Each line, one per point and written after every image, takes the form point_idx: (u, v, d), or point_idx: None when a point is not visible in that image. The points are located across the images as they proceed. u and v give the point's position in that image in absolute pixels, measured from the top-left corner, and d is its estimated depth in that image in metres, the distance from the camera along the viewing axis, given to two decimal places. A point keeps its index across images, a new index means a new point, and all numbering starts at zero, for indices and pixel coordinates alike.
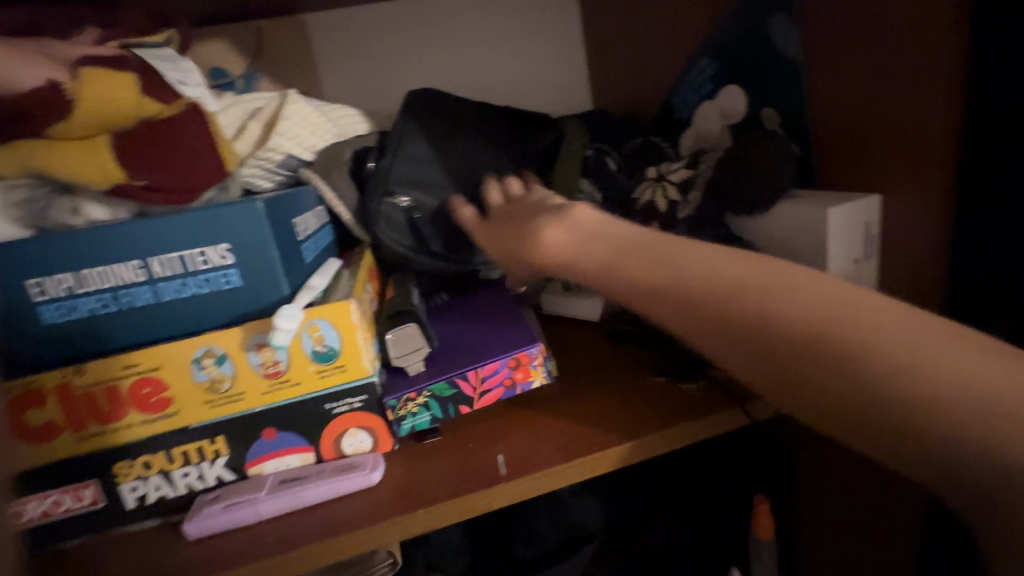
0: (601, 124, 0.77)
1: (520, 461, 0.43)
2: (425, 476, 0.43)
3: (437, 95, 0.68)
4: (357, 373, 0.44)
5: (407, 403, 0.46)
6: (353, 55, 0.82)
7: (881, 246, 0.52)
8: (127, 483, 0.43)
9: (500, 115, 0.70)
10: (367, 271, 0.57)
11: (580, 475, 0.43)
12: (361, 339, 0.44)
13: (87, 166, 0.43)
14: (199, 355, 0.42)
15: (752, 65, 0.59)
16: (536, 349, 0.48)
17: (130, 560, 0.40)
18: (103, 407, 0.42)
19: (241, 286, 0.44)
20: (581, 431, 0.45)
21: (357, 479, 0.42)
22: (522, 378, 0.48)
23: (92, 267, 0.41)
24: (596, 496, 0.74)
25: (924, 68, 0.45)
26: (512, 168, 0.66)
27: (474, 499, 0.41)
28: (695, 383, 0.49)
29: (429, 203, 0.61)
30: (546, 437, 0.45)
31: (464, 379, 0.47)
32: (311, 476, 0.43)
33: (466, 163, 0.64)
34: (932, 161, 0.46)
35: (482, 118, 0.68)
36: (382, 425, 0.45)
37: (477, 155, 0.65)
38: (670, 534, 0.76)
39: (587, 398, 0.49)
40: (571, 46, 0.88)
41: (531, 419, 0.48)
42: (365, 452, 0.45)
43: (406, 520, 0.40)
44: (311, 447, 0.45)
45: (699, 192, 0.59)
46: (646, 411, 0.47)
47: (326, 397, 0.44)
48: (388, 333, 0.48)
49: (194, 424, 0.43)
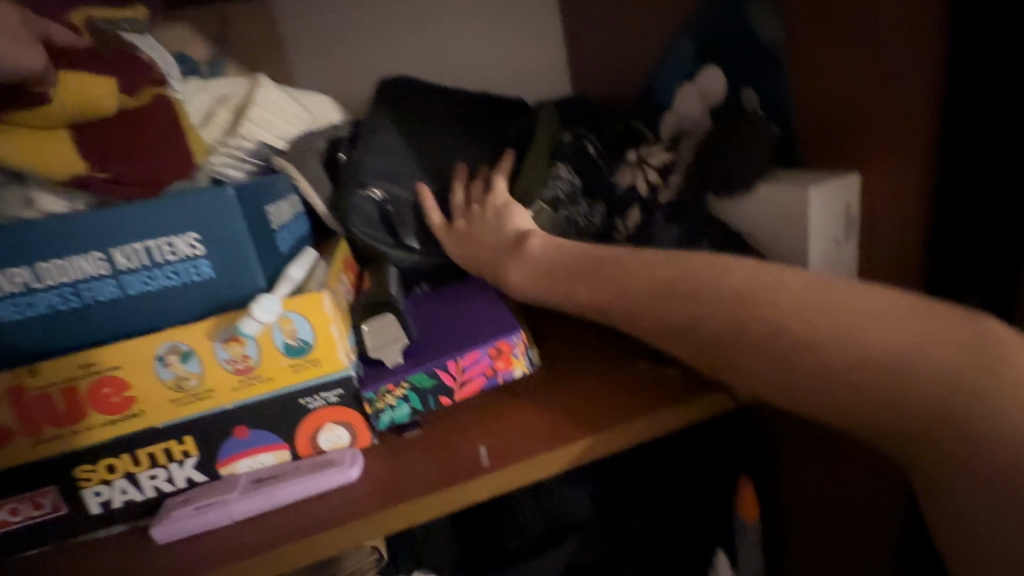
0: (580, 108, 0.76)
1: (503, 451, 0.42)
2: (406, 469, 0.42)
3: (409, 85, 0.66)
4: (332, 366, 0.43)
5: (386, 396, 0.44)
6: (323, 39, 0.79)
7: (861, 225, 0.52)
8: (90, 488, 0.41)
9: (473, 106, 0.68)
10: (343, 262, 0.55)
11: (565, 464, 0.42)
12: (336, 332, 0.43)
13: (50, 159, 0.41)
14: (163, 352, 0.40)
15: (731, 45, 0.58)
16: (517, 336, 0.47)
17: (95, 568, 0.38)
18: (62, 408, 0.40)
19: (214, 277, 0.42)
20: (565, 419, 0.45)
21: (335, 476, 0.41)
22: (503, 367, 0.47)
23: (48, 260, 0.39)
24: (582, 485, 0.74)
25: (902, 45, 0.44)
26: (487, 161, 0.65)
27: (456, 491, 0.40)
28: (678, 368, 0.48)
29: (404, 197, 0.59)
30: (529, 426, 0.44)
31: (443, 369, 0.46)
32: (286, 474, 0.42)
33: (441, 157, 0.63)
34: (911, 139, 0.46)
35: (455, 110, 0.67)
36: (360, 419, 0.44)
37: (451, 150, 0.64)
38: (656, 519, 0.77)
39: (571, 386, 0.49)
40: (548, 30, 0.87)
41: (514, 408, 0.47)
42: (343, 448, 0.44)
43: (387, 516, 0.39)
44: (285, 445, 0.43)
45: (680, 175, 0.58)
46: (630, 397, 0.46)
47: (300, 391, 0.43)
48: (364, 324, 0.47)
49: (161, 424, 0.41)
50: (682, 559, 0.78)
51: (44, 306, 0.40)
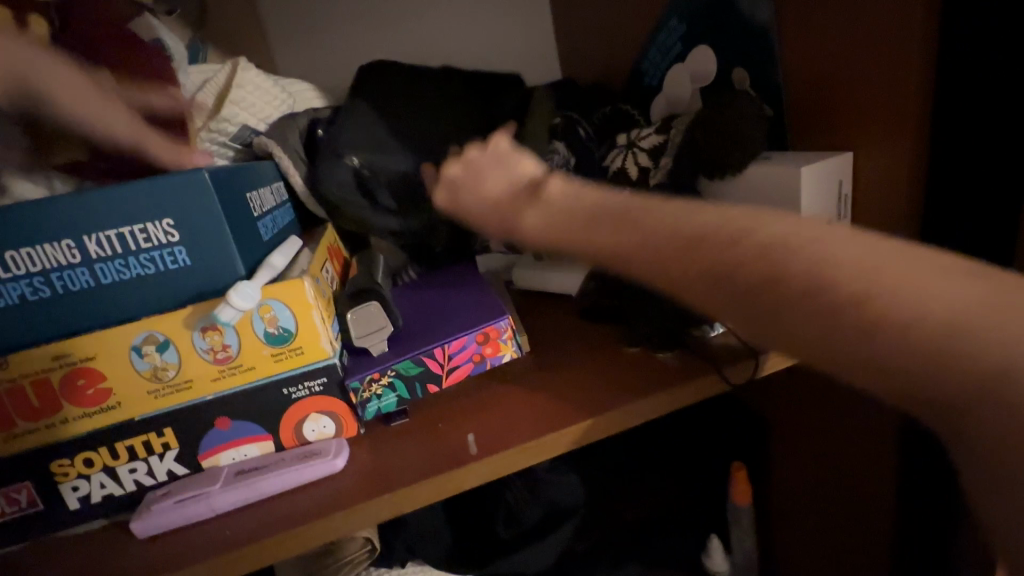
0: (568, 91, 0.74)
1: (491, 439, 0.41)
2: (393, 459, 0.41)
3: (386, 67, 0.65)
4: (315, 355, 0.42)
5: (371, 385, 0.43)
6: (306, 24, 0.77)
7: (854, 206, 0.51)
8: (68, 482, 0.40)
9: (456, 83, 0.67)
10: (328, 249, 0.53)
11: (555, 450, 0.41)
12: (318, 319, 0.42)
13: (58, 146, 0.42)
14: (140, 341, 0.39)
15: (722, 24, 0.57)
16: (505, 322, 0.46)
17: (74, 563, 0.38)
18: (35, 401, 0.38)
19: (193, 264, 0.41)
20: (554, 406, 0.44)
21: (320, 466, 0.40)
22: (491, 353, 0.46)
23: (17, 248, 0.37)
24: (575, 472, 0.74)
25: (894, 20, 0.43)
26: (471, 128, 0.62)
27: (444, 480, 0.39)
28: (670, 352, 0.48)
29: (385, 163, 0.56)
30: (519, 413, 0.44)
31: (431, 356, 0.45)
32: (269, 465, 0.41)
33: (421, 124, 0.61)
34: (905, 117, 0.45)
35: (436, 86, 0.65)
36: (344, 409, 0.43)
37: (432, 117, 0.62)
38: (649, 504, 0.77)
39: (561, 372, 0.48)
40: (537, 13, 0.85)
41: (503, 396, 0.46)
42: (328, 439, 0.43)
43: (372, 507, 0.38)
44: (269, 436, 0.42)
45: (671, 156, 0.56)
46: (622, 382, 0.46)
47: (283, 381, 0.42)
48: (349, 312, 0.45)
49: (139, 416, 0.40)
50: (676, 544, 0.78)
51: (15, 297, 0.38)
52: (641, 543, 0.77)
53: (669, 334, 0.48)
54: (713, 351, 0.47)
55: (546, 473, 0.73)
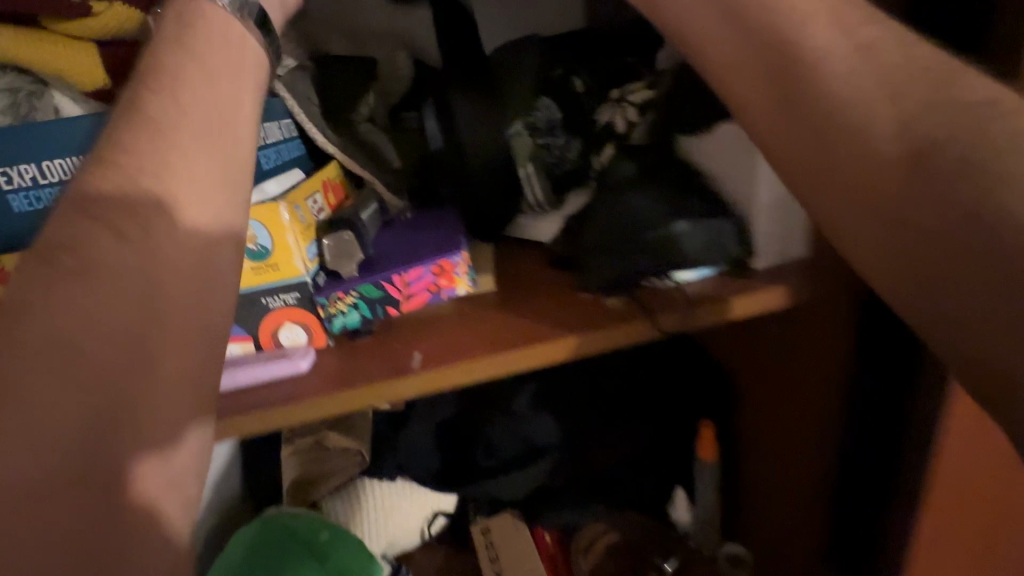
0: (578, 58, 0.71)
1: (434, 358, 0.47)
2: (351, 368, 0.47)
3: (345, 66, 0.66)
4: (289, 272, 0.48)
5: (337, 302, 0.49)
6: None
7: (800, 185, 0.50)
8: None
9: (532, 71, 0.66)
10: (324, 180, 0.58)
11: (489, 373, 0.47)
12: (292, 241, 0.47)
13: (82, 67, 0.54)
14: None
15: None
16: (459, 258, 0.50)
17: None
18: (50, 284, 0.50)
19: None
20: (498, 335, 0.49)
21: (287, 367, 0.47)
22: (447, 285, 0.51)
23: (51, 160, 0.50)
24: (552, 414, 0.80)
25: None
26: (576, 150, 0.63)
27: (385, 385, 0.45)
28: (620, 299, 0.51)
29: (413, 146, 0.66)
30: (463, 334, 0.49)
31: (390, 282, 0.49)
32: (245, 361, 0.47)
33: (479, 130, 0.61)
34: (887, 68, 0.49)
35: (517, 78, 0.65)
36: (314, 322, 0.49)
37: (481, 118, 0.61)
38: (620, 453, 0.80)
39: (517, 307, 0.52)
40: None
41: (452, 321, 0.51)
42: (300, 345, 0.49)
43: (324, 401, 0.45)
44: (250, 338, 0.49)
45: (635, 106, 0.60)
46: (567, 321, 0.50)
47: (262, 292, 0.48)
48: (325, 239, 0.51)
49: None
50: (644, 491, 0.82)
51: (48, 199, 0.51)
52: (609, 486, 0.83)
53: (615, 282, 0.50)
54: (660, 300, 0.50)
55: (523, 411, 0.80)
